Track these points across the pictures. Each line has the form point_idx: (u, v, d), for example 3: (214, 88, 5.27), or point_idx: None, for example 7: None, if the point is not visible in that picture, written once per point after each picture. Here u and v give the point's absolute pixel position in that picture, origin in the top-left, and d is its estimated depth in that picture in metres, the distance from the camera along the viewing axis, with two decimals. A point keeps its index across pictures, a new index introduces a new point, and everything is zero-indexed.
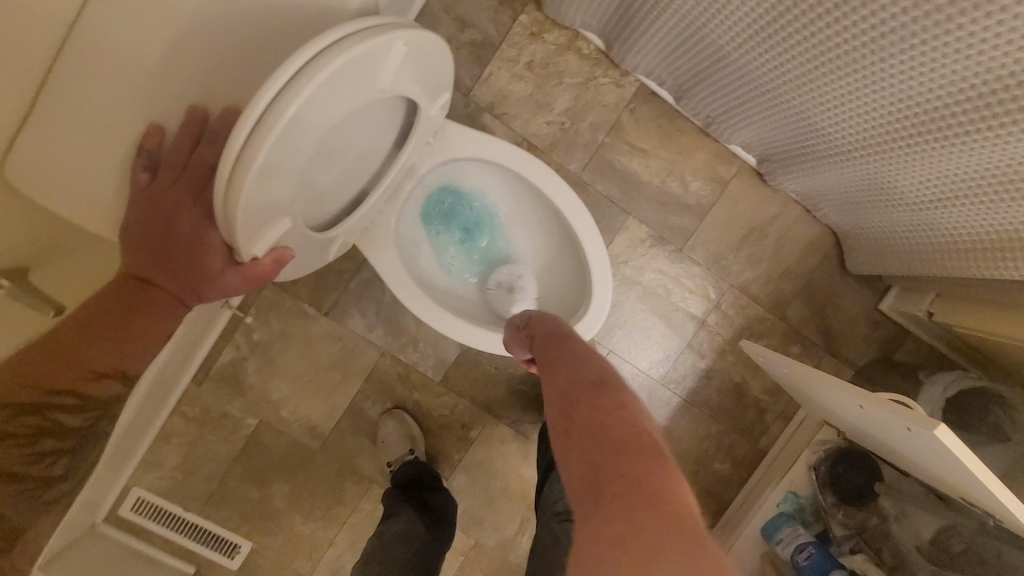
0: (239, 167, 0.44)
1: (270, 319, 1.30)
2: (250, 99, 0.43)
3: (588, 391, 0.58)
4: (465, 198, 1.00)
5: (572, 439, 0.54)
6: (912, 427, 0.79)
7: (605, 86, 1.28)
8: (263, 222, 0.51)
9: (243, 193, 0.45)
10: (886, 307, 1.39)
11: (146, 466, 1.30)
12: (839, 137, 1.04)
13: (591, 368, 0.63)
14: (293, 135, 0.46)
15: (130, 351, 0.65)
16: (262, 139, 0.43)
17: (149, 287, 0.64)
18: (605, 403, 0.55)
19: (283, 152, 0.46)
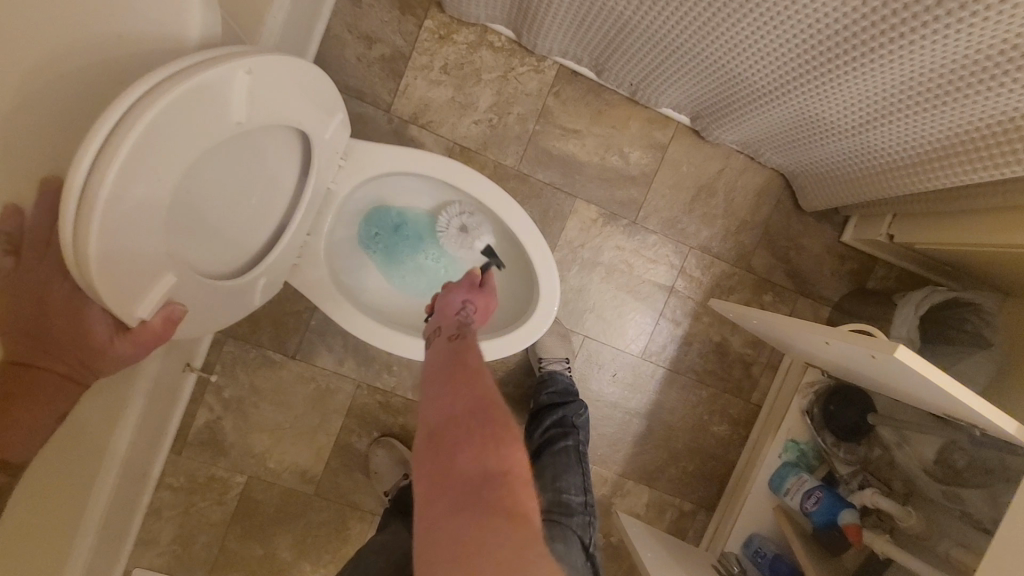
0: (80, 227, 0.42)
1: (237, 373, 1.28)
2: (74, 155, 0.40)
3: (461, 422, 0.55)
4: (373, 243, 0.93)
5: (432, 459, 0.53)
6: (877, 354, 0.77)
7: (525, 74, 1.26)
8: (136, 281, 0.48)
9: (92, 254, 0.43)
10: (848, 239, 1.38)
11: (143, 546, 1.27)
12: (759, 79, 1.03)
13: (473, 382, 0.60)
14: (137, 187, 0.44)
15: (19, 437, 0.57)
16: (97, 191, 0.41)
17: (32, 369, 0.57)
18: (474, 440, 0.53)
19: (132, 207, 0.44)
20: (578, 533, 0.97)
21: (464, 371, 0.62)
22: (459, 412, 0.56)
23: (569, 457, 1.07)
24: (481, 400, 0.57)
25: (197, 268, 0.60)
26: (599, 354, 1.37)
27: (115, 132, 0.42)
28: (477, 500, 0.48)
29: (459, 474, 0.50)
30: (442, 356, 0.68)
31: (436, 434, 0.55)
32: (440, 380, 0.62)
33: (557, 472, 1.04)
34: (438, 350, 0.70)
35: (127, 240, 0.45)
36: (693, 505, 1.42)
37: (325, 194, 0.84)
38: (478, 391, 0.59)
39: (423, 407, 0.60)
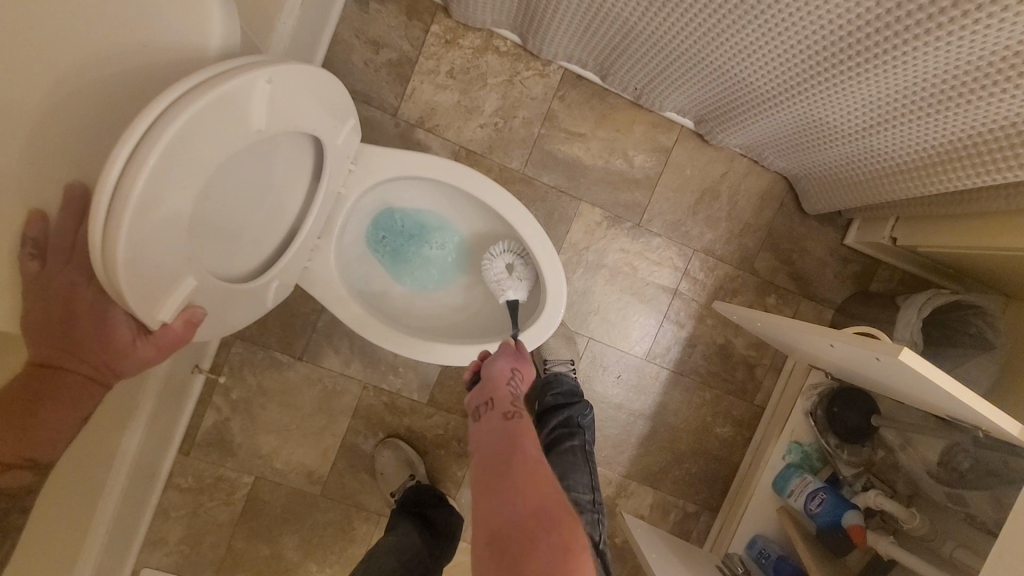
0: (108, 233, 0.43)
1: (245, 375, 1.29)
2: (104, 164, 0.42)
3: (520, 524, 0.53)
4: (381, 246, 0.94)
5: (499, 561, 0.52)
6: (881, 357, 0.78)
7: (530, 79, 1.28)
8: (159, 286, 0.50)
9: (119, 261, 0.44)
10: (851, 241, 1.39)
11: (151, 546, 1.28)
12: (763, 84, 1.04)
13: (530, 474, 0.59)
14: (163, 194, 0.45)
15: (41, 438, 0.58)
16: (125, 198, 0.42)
17: (57, 371, 0.58)
18: (543, 552, 0.51)
19: (157, 215, 0.46)
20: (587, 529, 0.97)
21: (522, 458, 0.61)
22: (522, 512, 0.54)
23: (575, 457, 1.08)
24: (544, 499, 0.56)
25: (215, 271, 0.61)
26: (604, 356, 1.38)
27: (142, 140, 0.43)
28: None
29: None
30: (494, 435, 0.66)
31: (496, 537, 0.54)
32: (497, 469, 0.60)
33: (564, 472, 1.05)
34: (486, 428, 0.68)
35: (152, 246, 0.47)
36: (697, 507, 1.43)
37: (336, 198, 0.85)
38: (536, 484, 0.57)
39: (480, 502, 0.58)
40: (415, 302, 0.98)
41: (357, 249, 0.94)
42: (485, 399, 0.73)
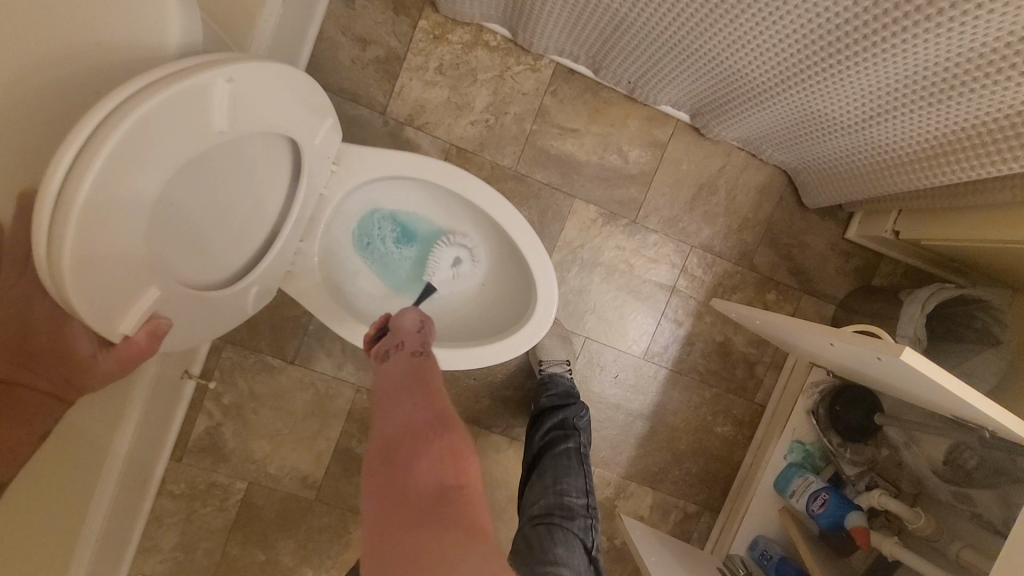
0: (54, 242, 0.41)
1: (236, 379, 1.27)
2: (47, 172, 0.39)
3: (416, 449, 0.52)
4: (369, 252, 0.93)
5: (386, 472, 0.51)
6: (881, 357, 0.76)
7: (521, 74, 1.25)
8: (118, 296, 0.47)
9: (68, 274, 0.42)
10: (853, 235, 1.36)
11: (145, 552, 1.27)
12: (759, 75, 1.01)
13: (430, 400, 0.59)
14: (115, 202, 0.43)
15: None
16: (69, 205, 0.40)
17: (13, 388, 0.55)
18: (429, 456, 0.52)
19: (109, 224, 0.43)
20: (580, 535, 0.93)
21: (421, 384, 0.62)
22: (413, 430, 0.54)
23: (570, 460, 1.06)
24: (436, 415, 0.57)
25: (185, 279, 0.59)
26: (601, 356, 1.36)
27: (88, 144, 0.40)
28: (426, 516, 0.47)
29: (414, 489, 0.49)
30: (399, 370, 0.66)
31: (393, 455, 0.52)
32: (396, 396, 0.61)
33: (559, 475, 1.02)
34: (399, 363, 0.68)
35: (106, 256, 0.44)
36: (698, 507, 1.41)
37: (318, 200, 0.83)
38: (436, 412, 0.58)
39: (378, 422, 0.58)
40: (412, 309, 0.96)
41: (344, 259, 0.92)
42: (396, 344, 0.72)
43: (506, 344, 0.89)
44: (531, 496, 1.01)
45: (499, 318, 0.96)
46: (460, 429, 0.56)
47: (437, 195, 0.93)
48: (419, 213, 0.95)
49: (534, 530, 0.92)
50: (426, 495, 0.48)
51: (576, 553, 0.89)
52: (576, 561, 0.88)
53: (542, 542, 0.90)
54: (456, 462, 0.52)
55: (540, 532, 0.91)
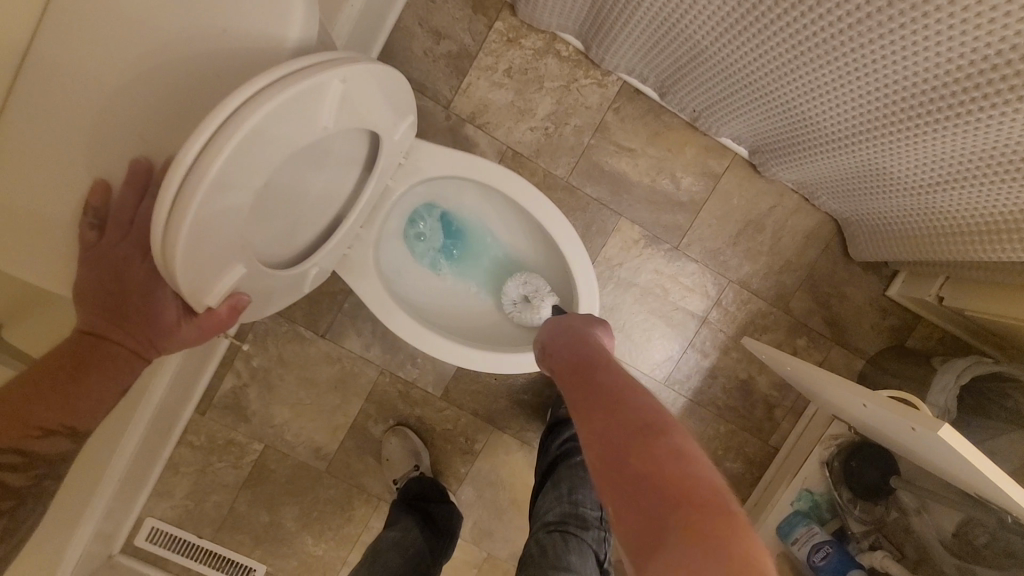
0: (173, 221, 0.43)
1: (268, 345, 1.31)
2: (177, 154, 0.42)
3: (629, 433, 0.51)
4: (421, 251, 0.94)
5: (610, 469, 0.49)
6: (916, 428, 0.76)
7: (587, 87, 1.25)
8: (211, 271, 0.50)
9: (177, 248, 0.44)
10: (894, 293, 1.34)
11: (158, 496, 1.32)
12: (829, 126, 1.01)
13: (628, 395, 0.57)
14: (229, 186, 0.45)
15: (83, 407, 0.59)
16: (193, 191, 0.43)
17: (103, 341, 0.59)
18: (651, 446, 0.49)
19: (220, 206, 0.46)
20: (594, 547, 0.95)
21: (614, 382, 0.60)
22: (622, 425, 0.52)
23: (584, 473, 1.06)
24: (637, 406, 0.54)
25: (263, 257, 0.61)
26: None
27: (215, 130, 0.43)
28: (667, 487, 0.45)
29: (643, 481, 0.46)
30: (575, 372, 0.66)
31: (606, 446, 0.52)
32: (593, 397, 0.59)
33: (573, 485, 1.03)
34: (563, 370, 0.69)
35: (210, 235, 0.47)
36: None
37: (383, 190, 0.85)
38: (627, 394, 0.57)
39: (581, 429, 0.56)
40: (455, 304, 0.98)
41: (397, 257, 0.95)
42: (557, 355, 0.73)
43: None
44: (545, 504, 1.03)
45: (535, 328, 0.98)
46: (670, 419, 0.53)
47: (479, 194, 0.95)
48: (462, 212, 0.97)
49: (548, 536, 0.95)
50: (657, 466, 0.47)
51: (589, 563, 0.91)
52: (588, 571, 0.90)
53: (556, 550, 0.92)
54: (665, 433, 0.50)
55: (554, 539, 0.94)
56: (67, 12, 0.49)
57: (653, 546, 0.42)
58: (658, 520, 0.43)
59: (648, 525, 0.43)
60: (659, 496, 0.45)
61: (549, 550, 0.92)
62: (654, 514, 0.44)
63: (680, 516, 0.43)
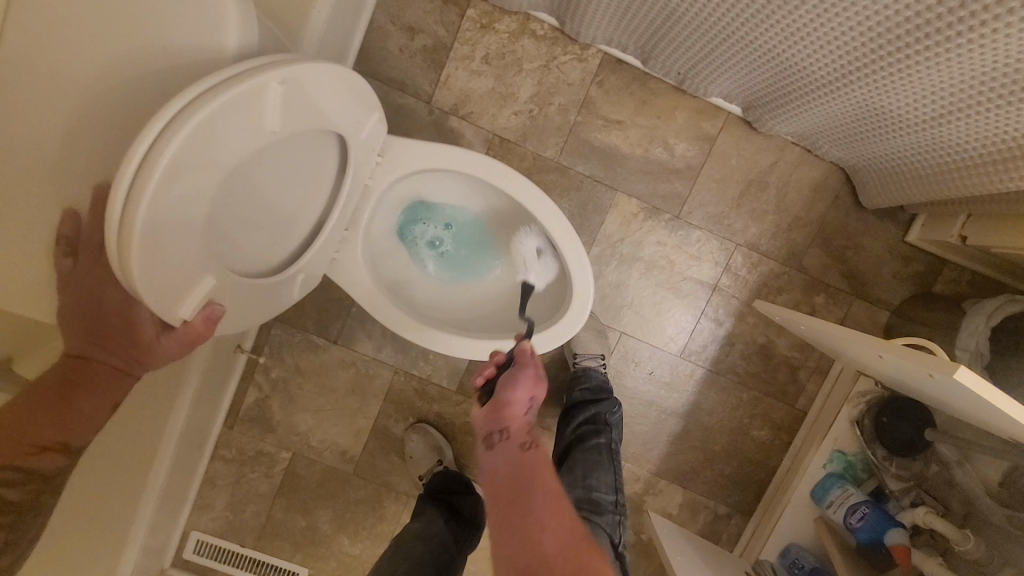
0: (123, 236, 0.44)
1: (284, 356, 1.34)
2: (118, 169, 0.43)
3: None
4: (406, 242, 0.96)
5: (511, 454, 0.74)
6: (934, 374, 0.72)
7: (567, 64, 1.23)
8: (179, 283, 0.51)
9: (135, 263, 0.46)
10: (914, 238, 1.28)
11: (199, 510, 1.38)
12: (817, 70, 0.97)
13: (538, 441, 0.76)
14: (178, 197, 0.46)
15: (71, 425, 0.63)
16: (136, 202, 0.43)
17: (87, 362, 0.62)
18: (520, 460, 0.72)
19: (171, 216, 0.47)
20: (608, 530, 0.90)
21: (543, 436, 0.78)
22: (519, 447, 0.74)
23: (601, 455, 1.06)
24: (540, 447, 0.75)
25: (237, 268, 0.63)
26: (636, 351, 1.35)
27: (154, 144, 0.44)
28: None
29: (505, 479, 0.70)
30: (514, 481, 0.69)
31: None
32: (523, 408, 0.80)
33: (588, 469, 1.02)
34: (501, 457, 0.74)
35: (168, 248, 0.48)
36: (729, 509, 1.39)
37: (363, 191, 0.86)
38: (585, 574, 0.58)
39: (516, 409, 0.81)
40: (445, 292, 0.99)
41: (382, 250, 0.95)
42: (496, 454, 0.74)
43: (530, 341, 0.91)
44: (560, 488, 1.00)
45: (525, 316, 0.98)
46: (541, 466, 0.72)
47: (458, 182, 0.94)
48: (443, 202, 0.96)
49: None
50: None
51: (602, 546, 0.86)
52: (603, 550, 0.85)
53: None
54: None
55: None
56: (21, 53, 0.52)
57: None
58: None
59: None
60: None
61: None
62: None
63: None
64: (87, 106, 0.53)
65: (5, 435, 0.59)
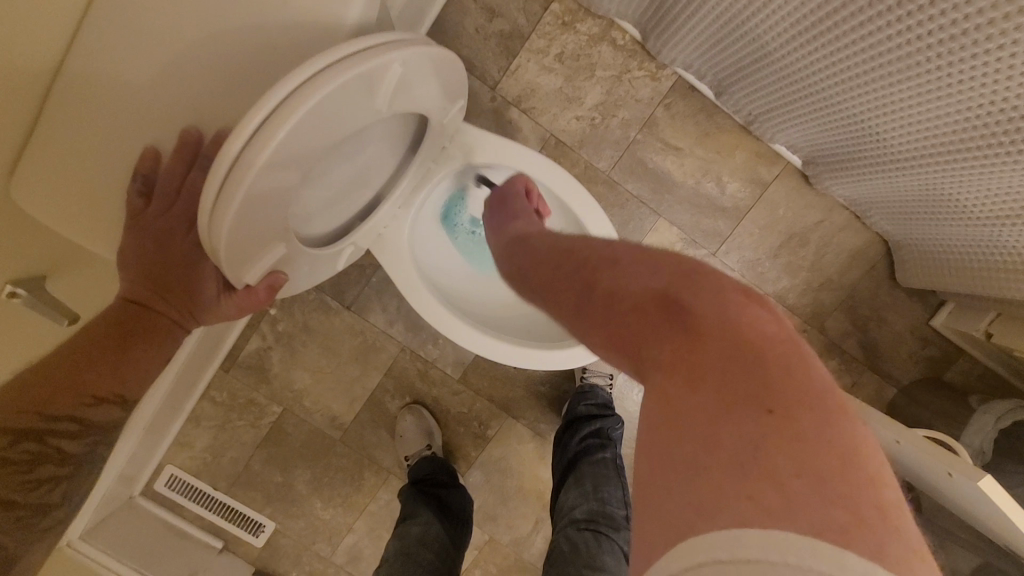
0: (227, 191, 0.46)
1: (294, 311, 1.32)
2: (238, 127, 0.45)
3: (626, 311, 0.43)
4: (452, 229, 0.96)
5: (575, 286, 0.52)
6: (954, 476, 0.73)
7: (639, 79, 1.21)
8: (258, 241, 0.52)
9: (230, 218, 0.47)
10: (938, 324, 1.28)
11: (179, 446, 1.36)
12: (895, 144, 0.96)
13: (591, 255, 0.53)
14: (285, 161, 0.47)
15: (129, 377, 0.62)
16: (246, 168, 0.45)
17: (146, 311, 0.62)
18: (600, 270, 0.49)
19: (273, 179, 0.48)
20: (625, 547, 1.01)
21: (580, 250, 0.56)
22: (576, 271, 0.53)
23: (608, 470, 1.11)
24: (605, 253, 0.52)
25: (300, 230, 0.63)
26: None
27: (275, 111, 0.45)
28: (763, 377, 0.36)
29: (611, 302, 0.46)
30: (544, 264, 0.60)
31: (614, 347, 0.44)
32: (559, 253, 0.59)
33: (599, 483, 1.08)
34: (546, 256, 0.61)
35: (262, 207, 0.49)
36: None
37: (426, 171, 0.84)
38: (630, 265, 0.47)
39: (547, 257, 0.60)
40: (477, 288, 0.97)
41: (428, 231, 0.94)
42: (520, 256, 0.66)
43: (549, 355, 0.88)
44: (570, 501, 1.07)
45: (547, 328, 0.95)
46: (610, 257, 0.50)
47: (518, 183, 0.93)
48: (498, 198, 0.96)
49: (580, 535, 1.00)
50: (763, 367, 0.36)
51: (620, 565, 0.99)
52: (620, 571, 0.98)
53: (588, 549, 0.98)
54: (770, 321, 0.40)
55: (586, 540, 0.99)
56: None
57: (694, 501, 0.34)
58: (696, 424, 0.36)
59: (678, 425, 0.36)
60: (815, 424, 0.34)
61: (582, 550, 0.98)
62: (776, 429, 0.34)
63: (791, 439, 0.34)
64: (192, 54, 0.53)
65: (63, 385, 0.58)
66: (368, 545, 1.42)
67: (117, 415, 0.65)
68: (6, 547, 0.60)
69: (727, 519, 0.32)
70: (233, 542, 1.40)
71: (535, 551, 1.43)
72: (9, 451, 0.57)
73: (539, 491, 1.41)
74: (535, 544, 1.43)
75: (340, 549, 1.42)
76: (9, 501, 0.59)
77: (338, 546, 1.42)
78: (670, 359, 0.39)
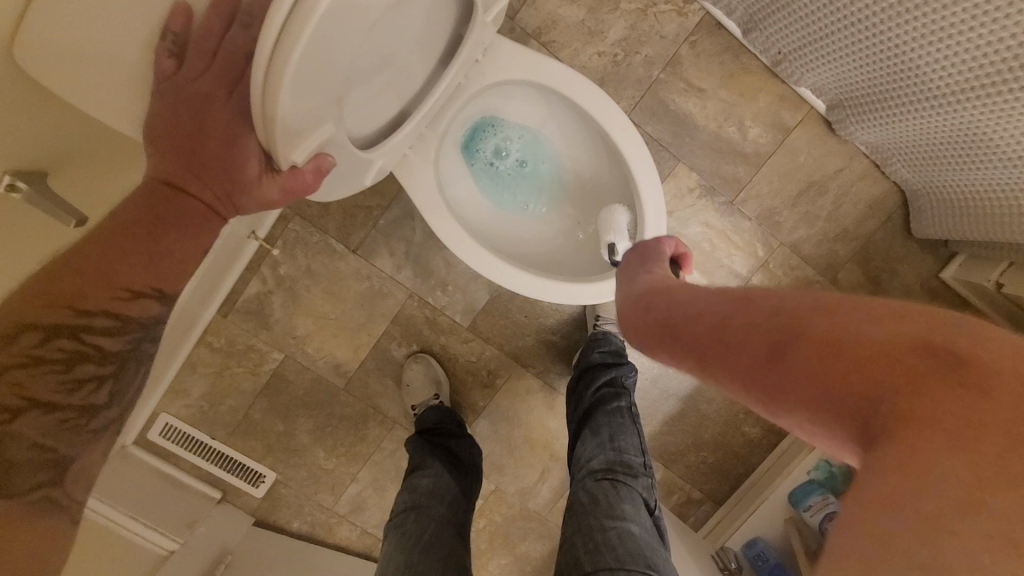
0: (285, 42, 0.42)
1: (297, 253, 1.25)
2: None
3: (848, 367, 0.37)
4: (474, 158, 0.91)
5: (754, 338, 0.44)
6: None
7: (665, 14, 1.15)
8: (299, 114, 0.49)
9: (287, 76, 0.43)
10: (948, 276, 1.28)
11: (173, 394, 1.30)
12: (936, 80, 0.93)
13: (769, 300, 0.45)
14: (341, 15, 0.44)
15: (165, 269, 0.59)
16: (305, 14, 0.41)
17: (177, 194, 0.60)
18: (798, 323, 0.41)
19: (327, 35, 0.44)
20: (643, 494, 0.98)
21: (746, 296, 0.47)
22: (753, 319, 0.45)
23: (623, 418, 1.09)
24: (793, 299, 0.43)
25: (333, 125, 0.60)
26: None
27: None
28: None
29: (819, 357, 0.38)
30: (695, 301, 0.52)
31: (821, 402, 0.37)
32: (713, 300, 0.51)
33: (615, 431, 1.06)
34: (710, 295, 0.52)
35: (312, 70, 0.46)
36: (702, 495, 1.43)
37: (455, 88, 0.78)
38: (834, 315, 0.39)
39: (704, 296, 0.52)
40: (499, 222, 0.93)
41: (452, 160, 0.89)
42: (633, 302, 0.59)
43: (576, 289, 0.85)
44: (587, 451, 1.05)
45: (569, 265, 0.92)
46: (805, 305, 0.42)
47: (547, 110, 0.89)
48: (522, 127, 0.92)
49: (597, 484, 0.97)
50: (1008, 414, 0.31)
51: (642, 513, 0.94)
52: (641, 519, 0.93)
53: (605, 494, 0.95)
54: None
55: (605, 489, 0.96)
56: None
57: (921, 562, 0.31)
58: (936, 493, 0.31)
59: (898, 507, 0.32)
60: None
61: (601, 500, 0.94)
62: (1004, 478, 0.30)
63: None
64: None
65: (97, 275, 0.56)
66: (372, 495, 1.40)
67: (156, 312, 0.61)
68: (57, 452, 0.54)
69: (914, 551, 0.31)
70: (232, 492, 1.36)
71: (540, 501, 1.43)
72: (42, 349, 0.53)
73: (547, 441, 1.40)
74: (540, 493, 1.43)
75: (343, 499, 1.40)
76: (49, 404, 0.54)
77: (341, 496, 1.39)
78: (912, 427, 0.33)
